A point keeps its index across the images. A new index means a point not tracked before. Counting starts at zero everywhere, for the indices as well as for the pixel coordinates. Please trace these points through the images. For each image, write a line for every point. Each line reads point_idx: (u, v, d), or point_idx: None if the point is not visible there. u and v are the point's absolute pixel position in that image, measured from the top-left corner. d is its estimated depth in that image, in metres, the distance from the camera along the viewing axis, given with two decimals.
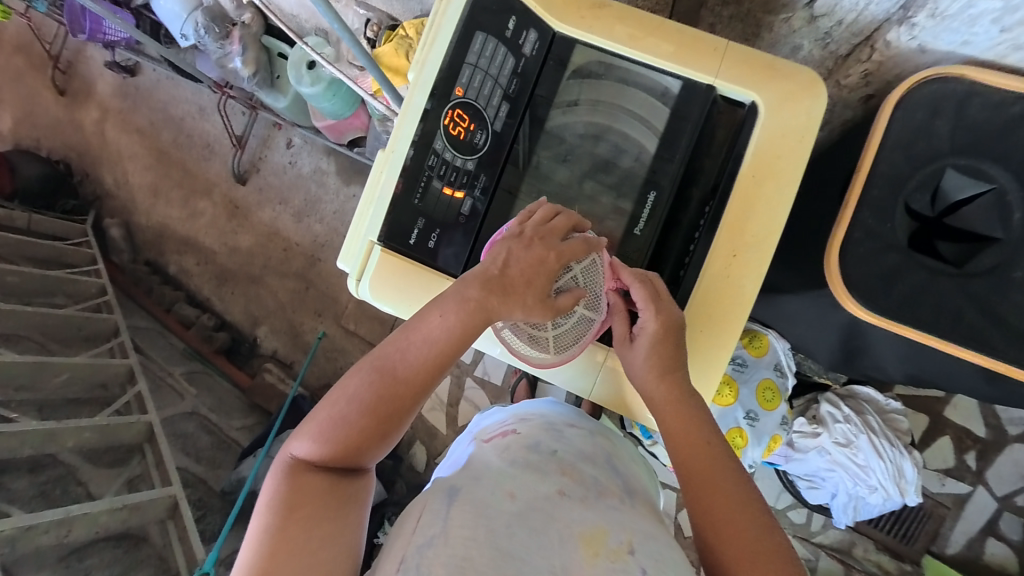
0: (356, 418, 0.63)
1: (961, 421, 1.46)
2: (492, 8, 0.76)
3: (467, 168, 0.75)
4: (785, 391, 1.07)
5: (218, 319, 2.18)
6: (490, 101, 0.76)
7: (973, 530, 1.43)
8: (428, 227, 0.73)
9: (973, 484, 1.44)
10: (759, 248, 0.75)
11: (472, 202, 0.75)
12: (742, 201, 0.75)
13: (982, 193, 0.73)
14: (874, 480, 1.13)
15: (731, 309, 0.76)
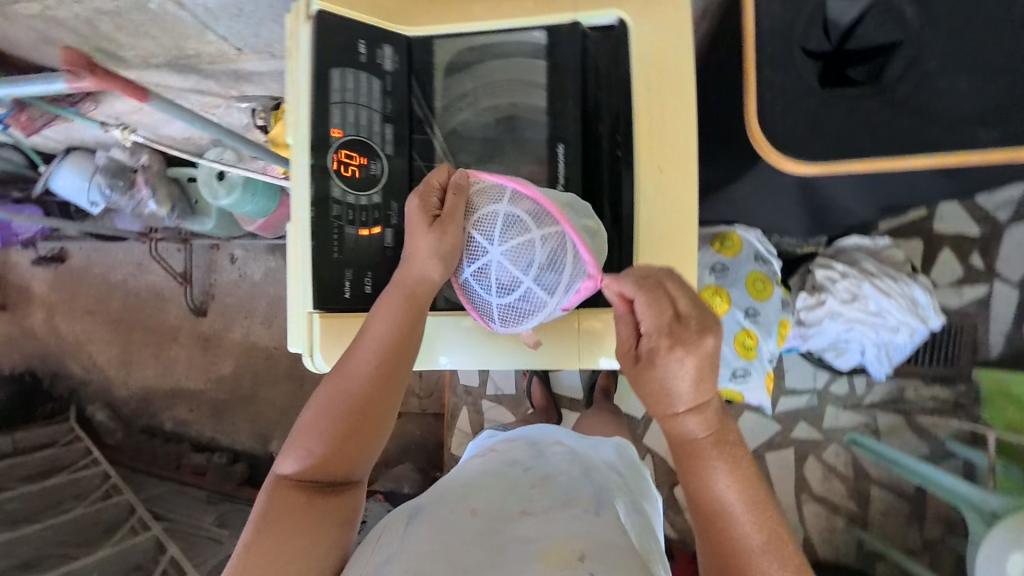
0: (334, 422, 0.64)
1: (952, 230, 1.46)
2: (338, 41, 0.74)
3: (375, 202, 0.71)
4: (774, 275, 1.04)
5: (229, 453, 2.14)
6: (372, 129, 0.73)
7: (1008, 325, 1.41)
8: (358, 274, 0.70)
9: (988, 282, 1.43)
10: (682, 152, 0.74)
11: (394, 230, 0.71)
12: (650, 116, 0.74)
13: (865, 11, 0.75)
14: (892, 321, 1.11)
15: (682, 220, 0.74)
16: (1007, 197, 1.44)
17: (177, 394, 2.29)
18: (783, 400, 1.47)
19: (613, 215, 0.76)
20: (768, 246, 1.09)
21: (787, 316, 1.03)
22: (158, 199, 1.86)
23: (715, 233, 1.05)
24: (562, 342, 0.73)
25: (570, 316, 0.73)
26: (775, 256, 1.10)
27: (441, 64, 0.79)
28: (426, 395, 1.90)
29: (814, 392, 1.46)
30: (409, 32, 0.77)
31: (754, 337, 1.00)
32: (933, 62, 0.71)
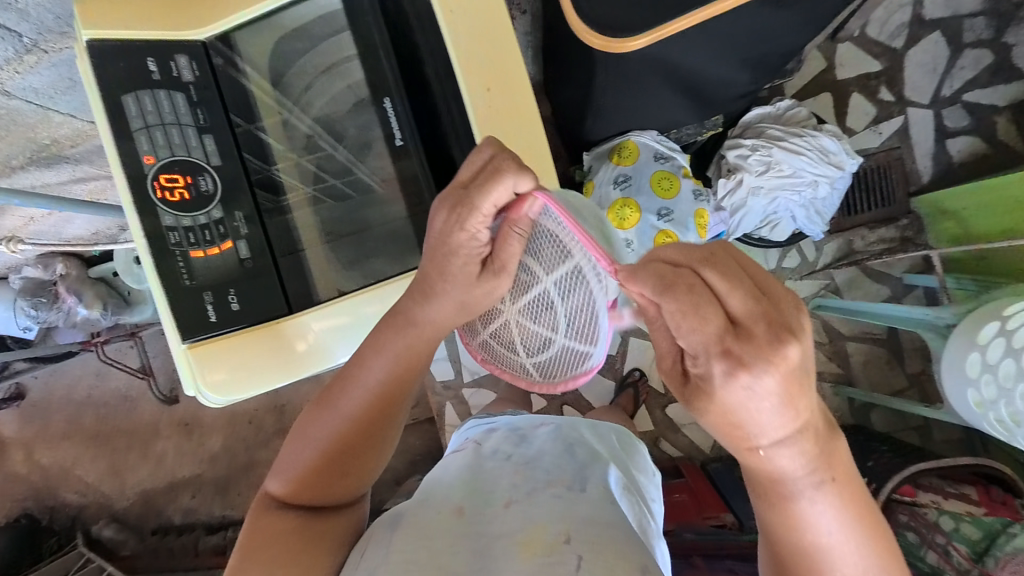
0: (319, 449, 0.60)
1: (854, 72, 1.42)
2: (121, 57, 0.60)
3: (216, 218, 0.60)
4: (680, 169, 1.00)
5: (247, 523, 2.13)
6: (191, 144, 0.61)
7: (931, 147, 1.40)
8: (218, 293, 0.59)
9: (903, 111, 1.41)
10: (508, 67, 0.59)
11: (247, 241, 0.60)
12: (473, 31, 0.59)
13: None
14: (810, 176, 1.08)
15: (530, 146, 0.60)
16: (897, 21, 1.40)
17: (175, 486, 2.23)
18: None
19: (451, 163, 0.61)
20: (673, 145, 1.03)
21: (704, 205, 0.98)
22: (86, 302, 1.72)
23: (610, 147, 1.00)
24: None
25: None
26: (678, 150, 1.04)
27: (258, 62, 0.65)
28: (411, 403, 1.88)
29: (770, 274, 1.45)
30: (197, 36, 0.62)
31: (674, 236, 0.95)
32: None
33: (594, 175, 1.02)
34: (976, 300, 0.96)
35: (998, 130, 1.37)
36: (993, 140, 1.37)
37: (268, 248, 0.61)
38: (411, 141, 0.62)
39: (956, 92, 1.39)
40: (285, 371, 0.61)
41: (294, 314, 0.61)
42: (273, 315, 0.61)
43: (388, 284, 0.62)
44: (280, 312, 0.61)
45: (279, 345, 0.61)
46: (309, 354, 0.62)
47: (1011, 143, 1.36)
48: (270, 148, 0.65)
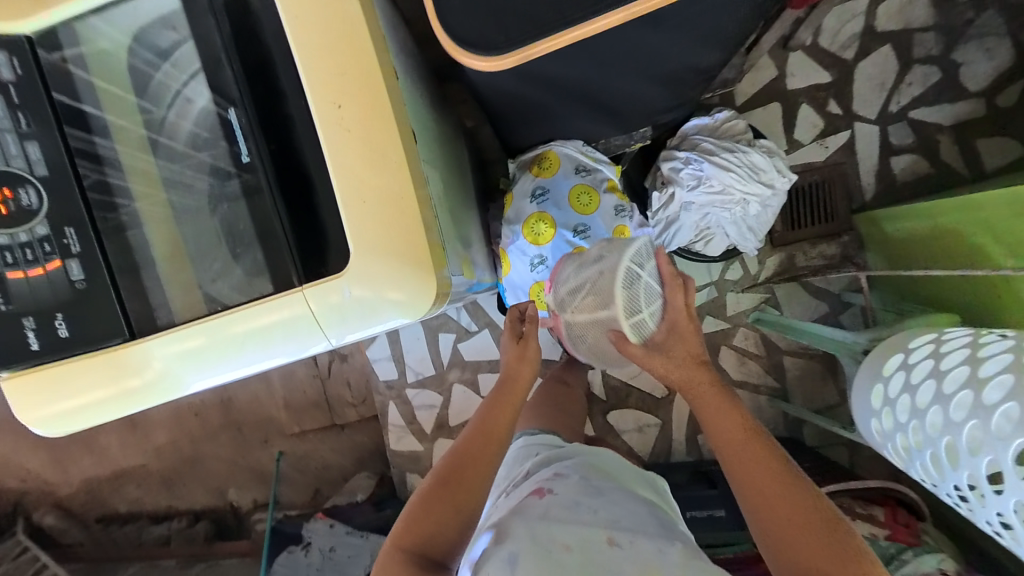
0: (450, 496, 0.72)
1: (803, 83, 1.40)
2: None
3: (41, 235, 0.60)
4: (601, 183, 0.97)
5: (190, 516, 2.10)
6: (13, 154, 0.59)
7: (875, 163, 1.39)
8: (45, 319, 0.61)
9: (850, 125, 1.40)
10: (363, 85, 0.58)
11: (77, 260, 0.60)
12: (330, 44, 0.58)
13: None
14: (739, 193, 1.06)
15: (387, 168, 0.58)
16: (849, 32, 1.38)
17: (117, 478, 2.15)
18: None
19: (309, 178, 0.61)
20: (602, 157, 1.01)
21: (623, 222, 0.95)
22: None
23: (531, 158, 0.98)
24: (291, 335, 0.62)
25: (297, 299, 0.61)
26: (606, 161, 1.01)
27: (110, 73, 0.65)
28: (358, 402, 1.88)
29: (712, 285, 1.45)
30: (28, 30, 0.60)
31: None
32: None
33: (514, 184, 0.99)
34: (892, 325, 0.96)
35: (941, 149, 1.37)
36: (935, 159, 1.37)
37: (97, 269, 0.61)
38: (256, 156, 0.61)
39: (902, 108, 1.38)
40: (119, 396, 0.63)
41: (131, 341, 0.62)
42: (107, 342, 0.62)
43: (231, 313, 0.61)
44: (120, 338, 0.62)
45: (113, 368, 0.62)
46: (141, 382, 0.62)
47: (953, 164, 1.36)
48: (111, 156, 0.64)
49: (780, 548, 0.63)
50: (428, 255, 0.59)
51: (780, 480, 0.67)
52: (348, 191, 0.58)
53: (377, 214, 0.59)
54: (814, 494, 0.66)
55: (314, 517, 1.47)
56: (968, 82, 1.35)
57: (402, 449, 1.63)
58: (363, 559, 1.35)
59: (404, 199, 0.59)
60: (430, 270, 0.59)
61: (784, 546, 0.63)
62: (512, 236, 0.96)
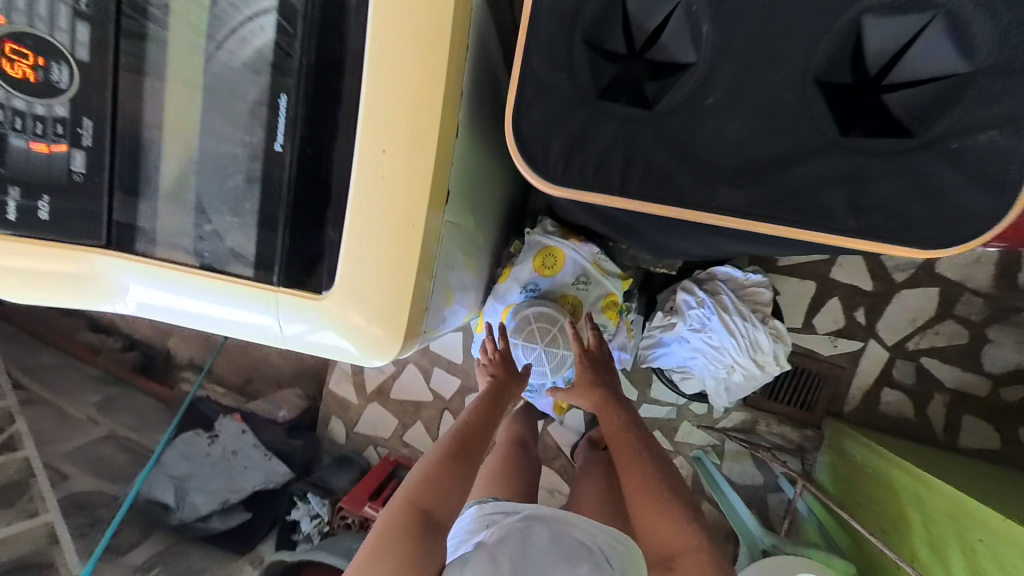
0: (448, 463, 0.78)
1: (848, 280, 1.43)
2: None
3: (54, 115, 0.53)
4: (591, 299, 1.02)
5: (126, 339, 2.04)
6: (55, 23, 0.52)
7: (868, 384, 1.44)
8: (31, 197, 0.55)
9: (865, 339, 1.43)
10: (412, 140, 0.55)
11: (83, 153, 0.55)
12: (390, 93, 0.54)
13: (671, 13, 0.55)
14: (730, 360, 1.11)
15: (396, 226, 0.57)
16: (910, 258, 1.40)
17: None
18: (644, 406, 1.52)
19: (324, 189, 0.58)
20: (613, 267, 1.03)
21: None
22: None
23: (541, 247, 0.99)
24: (246, 315, 0.61)
25: (261, 295, 0.59)
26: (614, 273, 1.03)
27: None
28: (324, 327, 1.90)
29: (674, 407, 1.51)
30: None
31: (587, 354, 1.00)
32: (712, 98, 0.54)
33: (516, 262, 1.01)
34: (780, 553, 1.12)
35: (929, 405, 1.42)
36: (920, 409, 1.42)
37: None
38: None
39: (918, 350, 1.42)
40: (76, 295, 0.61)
41: (103, 247, 0.58)
42: (80, 240, 0.57)
43: (212, 279, 0.60)
44: (94, 241, 0.58)
45: (65, 264, 0.59)
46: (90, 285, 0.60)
47: (933, 423, 1.42)
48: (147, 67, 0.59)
49: (649, 543, 0.74)
50: (395, 321, 0.60)
51: (653, 479, 0.78)
52: (350, 232, 0.57)
53: (365, 269, 0.58)
54: (681, 496, 0.77)
55: (230, 415, 1.57)
56: (987, 361, 1.39)
57: (337, 393, 1.69)
58: (256, 477, 1.48)
59: (398, 277, 0.59)
60: (394, 339, 0.61)
61: (638, 517, 0.76)
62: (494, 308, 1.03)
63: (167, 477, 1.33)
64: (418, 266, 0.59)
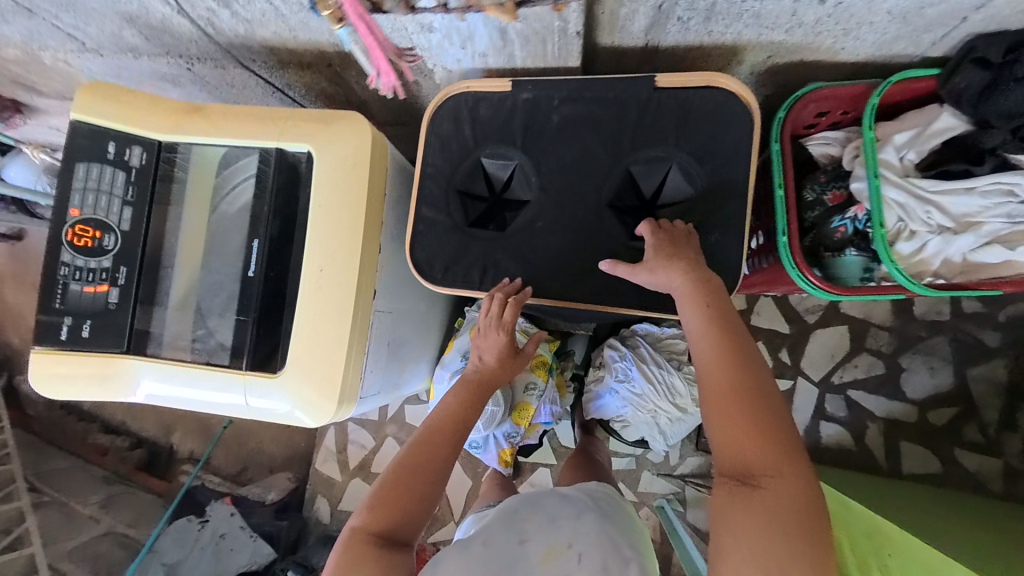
0: (409, 477, 0.68)
1: (767, 325, 1.61)
2: (91, 138, 0.80)
3: (104, 266, 0.79)
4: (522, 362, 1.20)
5: (134, 438, 2.14)
6: (112, 209, 0.80)
7: (806, 419, 1.56)
8: (77, 322, 0.77)
9: (794, 377, 1.58)
10: (341, 262, 0.79)
11: (119, 290, 0.80)
12: (324, 232, 0.79)
13: (512, 170, 0.82)
14: (653, 404, 1.28)
15: (329, 324, 0.77)
16: (817, 302, 1.60)
17: None
18: None
19: (279, 300, 0.79)
20: (537, 333, 1.26)
21: (528, 398, 1.17)
22: None
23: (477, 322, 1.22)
24: (227, 395, 0.79)
25: (237, 379, 0.78)
26: (540, 338, 1.24)
27: (202, 173, 0.87)
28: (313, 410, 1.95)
29: (633, 458, 1.60)
30: (162, 139, 0.83)
31: (522, 410, 1.17)
32: (540, 222, 0.80)
33: (458, 336, 1.23)
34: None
35: (866, 434, 1.52)
36: (859, 439, 1.53)
37: None
38: None
39: (843, 384, 1.55)
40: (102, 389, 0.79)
41: (124, 353, 0.80)
42: (107, 348, 0.79)
43: (208, 370, 0.79)
44: (118, 348, 0.79)
45: (104, 371, 0.78)
46: (118, 382, 0.79)
47: (874, 452, 1.52)
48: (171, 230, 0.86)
49: (728, 458, 0.62)
50: (330, 391, 0.77)
51: (756, 400, 0.62)
52: (297, 330, 0.77)
53: (307, 356, 0.77)
54: (784, 429, 0.62)
55: (222, 499, 1.70)
56: (907, 389, 1.52)
57: (322, 472, 1.78)
58: (241, 559, 1.58)
59: (332, 359, 0.77)
60: (331, 410, 0.78)
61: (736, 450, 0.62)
62: (440, 376, 1.22)
63: (160, 564, 1.59)
64: (351, 351, 0.79)
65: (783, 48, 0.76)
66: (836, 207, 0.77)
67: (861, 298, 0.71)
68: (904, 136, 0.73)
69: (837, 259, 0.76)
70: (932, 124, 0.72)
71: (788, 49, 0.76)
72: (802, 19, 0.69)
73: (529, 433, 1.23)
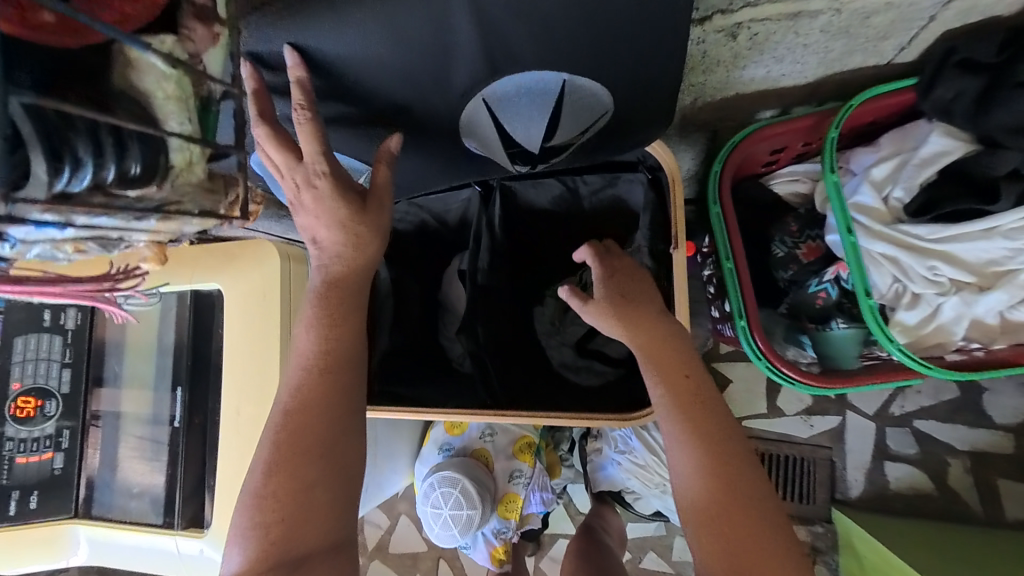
0: (275, 470, 0.52)
1: None
2: (23, 308, 0.80)
3: (46, 433, 0.79)
4: (503, 449, 1.09)
5: None
6: (51, 375, 0.81)
7: (865, 461, 1.30)
8: (25, 495, 0.77)
9: (841, 412, 1.33)
10: (257, 407, 0.74)
11: (64, 455, 0.80)
12: (239, 375, 0.75)
13: None
14: (660, 477, 1.12)
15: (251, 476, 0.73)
16: None
17: None
18: (630, 525, 1.43)
19: (207, 450, 0.77)
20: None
21: (514, 489, 1.06)
22: None
23: None
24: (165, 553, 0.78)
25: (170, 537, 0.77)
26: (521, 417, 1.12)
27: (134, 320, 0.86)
28: None
29: (662, 522, 1.41)
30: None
31: (510, 501, 1.06)
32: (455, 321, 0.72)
33: (433, 424, 1.14)
34: None
35: (946, 473, 1.25)
36: (938, 480, 1.25)
37: None
38: None
39: (906, 414, 1.29)
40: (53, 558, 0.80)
41: (72, 517, 0.80)
42: (54, 515, 0.79)
43: (147, 529, 0.79)
44: (65, 514, 0.80)
45: (53, 540, 0.79)
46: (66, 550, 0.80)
47: (961, 494, 1.24)
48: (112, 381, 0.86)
49: None
50: None
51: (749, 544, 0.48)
52: (223, 483, 0.74)
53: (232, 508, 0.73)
54: None
55: None
56: (992, 413, 1.23)
57: None
58: None
59: None
60: None
61: None
62: (419, 470, 1.13)
63: None
64: None
65: (707, 89, 0.63)
66: (813, 272, 0.64)
67: (854, 390, 0.63)
68: (884, 168, 0.71)
69: (824, 335, 0.64)
70: (919, 150, 0.69)
71: (713, 87, 0.62)
72: (717, 59, 0.57)
73: (523, 525, 1.11)
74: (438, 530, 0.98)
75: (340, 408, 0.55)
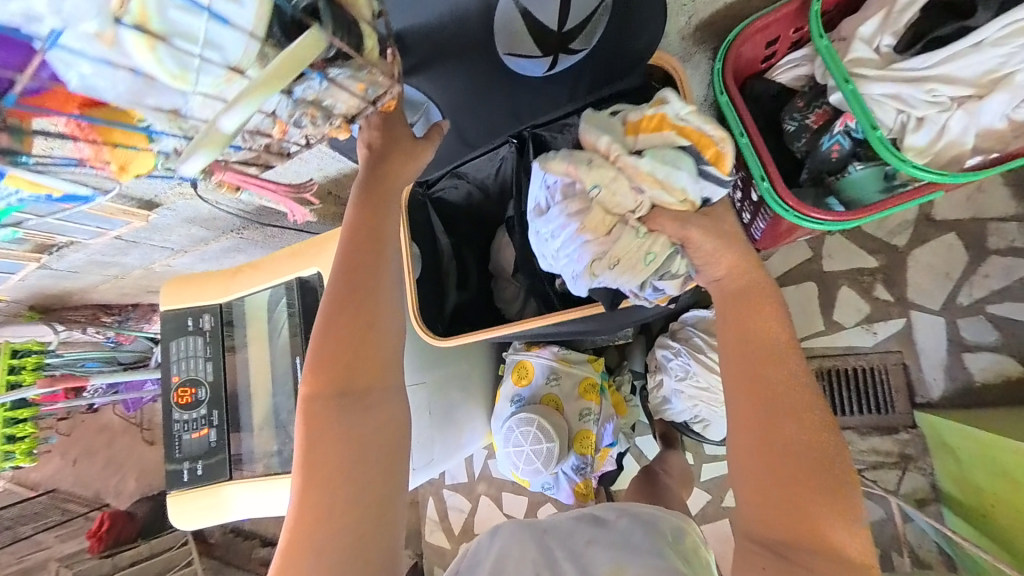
0: (339, 316, 0.72)
1: (848, 264, 1.34)
2: (174, 320, 1.02)
3: (201, 414, 0.99)
4: (570, 393, 1.18)
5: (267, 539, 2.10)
6: (199, 368, 1.01)
7: (940, 358, 1.27)
8: (193, 464, 0.98)
9: (904, 314, 1.30)
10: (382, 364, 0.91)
11: (215, 430, 0.99)
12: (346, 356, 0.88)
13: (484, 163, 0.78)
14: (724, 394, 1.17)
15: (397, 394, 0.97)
16: (902, 219, 1.30)
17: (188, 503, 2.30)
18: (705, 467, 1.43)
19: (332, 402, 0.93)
20: (578, 355, 1.22)
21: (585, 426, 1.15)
22: None
23: (515, 364, 1.22)
24: None
25: None
26: (579, 360, 1.20)
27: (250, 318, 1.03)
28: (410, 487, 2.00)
29: None
30: (220, 301, 1.03)
31: (589, 436, 1.16)
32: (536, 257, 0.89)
33: (502, 382, 1.25)
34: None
35: None
36: None
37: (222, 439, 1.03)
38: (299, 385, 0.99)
39: (975, 302, 1.24)
40: (217, 517, 0.97)
41: (226, 480, 0.97)
42: (217, 478, 0.97)
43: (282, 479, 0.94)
44: (223, 477, 0.97)
45: (214, 499, 0.97)
46: (223, 509, 0.97)
47: None
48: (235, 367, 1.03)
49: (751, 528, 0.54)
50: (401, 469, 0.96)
51: (794, 477, 0.52)
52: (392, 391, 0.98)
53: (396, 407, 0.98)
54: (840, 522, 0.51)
55: None
56: None
57: (433, 542, 1.92)
58: None
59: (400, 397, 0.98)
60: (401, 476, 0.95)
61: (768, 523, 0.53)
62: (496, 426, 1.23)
63: None
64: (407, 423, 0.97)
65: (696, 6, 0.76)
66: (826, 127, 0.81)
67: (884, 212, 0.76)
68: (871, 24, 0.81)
69: (846, 179, 0.81)
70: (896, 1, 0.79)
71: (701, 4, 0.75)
72: None
73: (597, 462, 1.19)
74: (519, 466, 1.09)
75: (373, 269, 0.75)
